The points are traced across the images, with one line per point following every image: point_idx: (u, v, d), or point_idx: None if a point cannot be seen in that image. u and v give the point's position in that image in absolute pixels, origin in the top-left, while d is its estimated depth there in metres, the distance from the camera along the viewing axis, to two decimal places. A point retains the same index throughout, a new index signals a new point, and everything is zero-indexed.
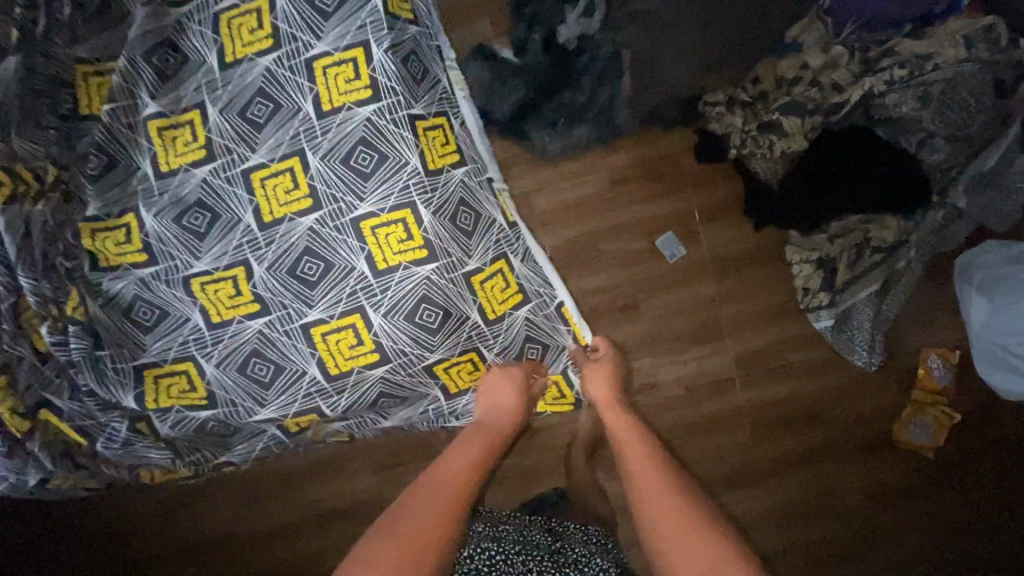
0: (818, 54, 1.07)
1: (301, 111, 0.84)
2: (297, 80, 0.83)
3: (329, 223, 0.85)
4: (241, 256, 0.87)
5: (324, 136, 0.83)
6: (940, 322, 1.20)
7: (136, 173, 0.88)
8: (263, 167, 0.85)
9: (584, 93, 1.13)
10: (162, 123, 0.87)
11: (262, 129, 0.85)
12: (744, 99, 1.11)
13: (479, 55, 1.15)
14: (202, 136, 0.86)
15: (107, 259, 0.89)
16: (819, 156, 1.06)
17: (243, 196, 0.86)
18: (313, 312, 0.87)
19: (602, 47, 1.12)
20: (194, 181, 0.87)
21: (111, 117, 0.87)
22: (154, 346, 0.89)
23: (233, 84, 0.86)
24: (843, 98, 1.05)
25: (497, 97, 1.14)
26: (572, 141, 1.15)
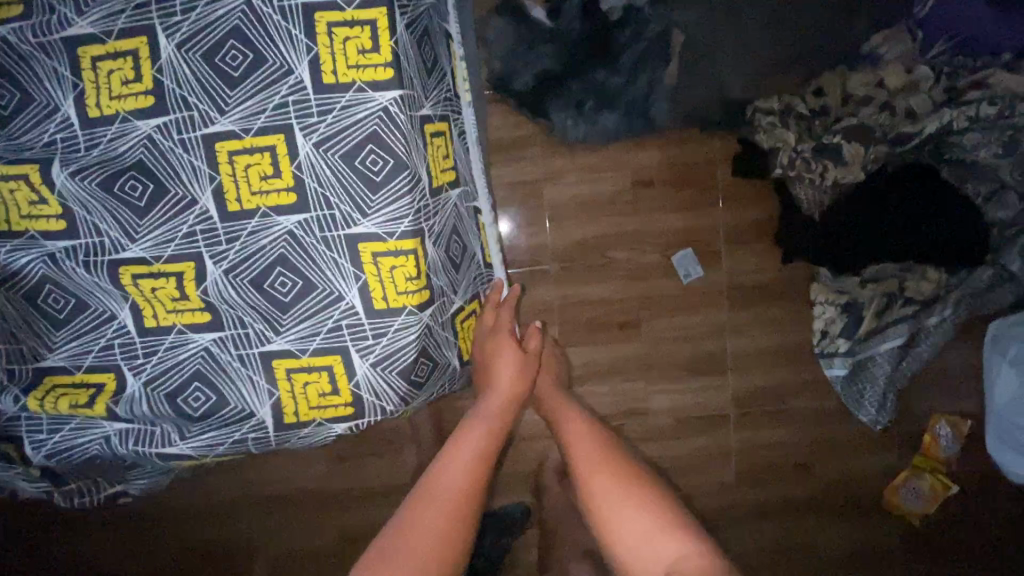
0: (900, 73, 0.91)
1: (291, 76, 0.60)
2: (292, 32, 0.59)
3: (315, 234, 0.63)
4: (190, 248, 0.64)
5: (322, 119, 0.61)
6: (958, 388, 1.11)
7: (53, 116, 0.63)
8: (237, 139, 0.61)
9: (621, 75, 0.97)
10: (95, 49, 0.61)
11: (235, 86, 0.61)
12: (802, 112, 0.95)
13: (505, 11, 0.97)
14: (147, 76, 0.61)
15: (7, 221, 0.65)
16: (878, 202, 0.93)
17: (203, 170, 0.62)
18: (278, 341, 0.66)
19: (648, 25, 0.96)
20: (136, 137, 0.62)
21: (25, 36, 0.62)
22: (64, 346, 0.68)
23: (198, 15, 0.60)
24: (917, 128, 0.90)
25: (518, 63, 0.98)
26: (597, 129, 1.00)
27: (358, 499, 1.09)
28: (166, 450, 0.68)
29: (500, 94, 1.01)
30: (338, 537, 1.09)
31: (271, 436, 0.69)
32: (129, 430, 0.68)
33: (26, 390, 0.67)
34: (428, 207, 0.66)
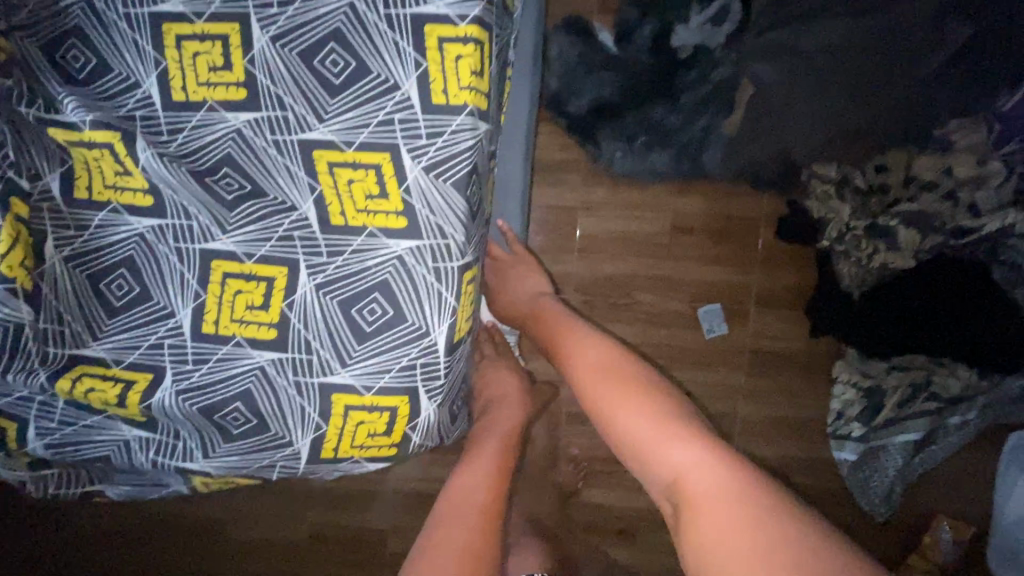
0: (971, 164, 0.86)
1: (397, 91, 0.57)
2: (399, 43, 0.56)
3: (427, 263, 0.59)
4: (281, 258, 0.59)
5: (431, 143, 0.57)
6: (968, 493, 1.06)
7: (134, 91, 0.60)
8: (338, 151, 0.58)
9: (679, 114, 0.94)
10: (181, 28, 0.58)
11: (335, 92, 0.58)
12: (860, 186, 0.91)
13: (573, 29, 0.94)
14: (238, 66, 0.58)
15: (90, 189, 0.60)
16: (932, 293, 0.89)
17: (302, 178, 0.58)
18: (342, 374, 0.60)
19: (719, 67, 0.92)
20: (226, 129, 0.59)
21: (112, 6, 0.59)
22: (116, 335, 0.60)
23: (300, 12, 0.57)
24: (977, 225, 0.86)
25: (577, 86, 0.95)
26: (645, 166, 0.96)
27: (335, 500, 1.04)
28: (186, 465, 0.62)
29: (552, 113, 0.98)
30: (306, 537, 1.05)
31: (300, 467, 0.62)
32: (151, 440, 0.62)
33: (54, 376, 0.59)
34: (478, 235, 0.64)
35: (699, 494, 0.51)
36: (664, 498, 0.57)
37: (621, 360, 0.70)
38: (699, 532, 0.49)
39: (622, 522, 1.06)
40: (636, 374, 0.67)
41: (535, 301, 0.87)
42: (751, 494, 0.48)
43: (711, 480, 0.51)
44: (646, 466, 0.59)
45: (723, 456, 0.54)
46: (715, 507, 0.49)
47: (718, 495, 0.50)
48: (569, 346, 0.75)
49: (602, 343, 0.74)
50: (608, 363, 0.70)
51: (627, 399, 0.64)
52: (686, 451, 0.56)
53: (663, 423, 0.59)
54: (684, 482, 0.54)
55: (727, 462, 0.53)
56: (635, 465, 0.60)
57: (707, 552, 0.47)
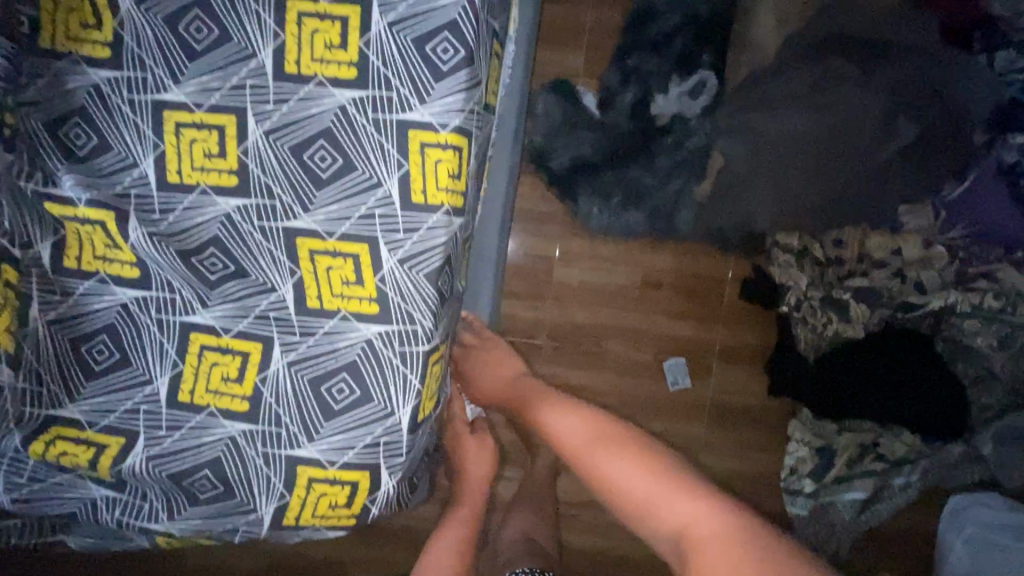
0: (916, 246, 0.92)
1: (379, 188, 0.59)
2: (384, 145, 0.59)
3: (393, 348, 0.61)
4: (257, 333, 0.61)
5: (407, 237, 0.60)
6: (909, 549, 1.11)
7: (131, 171, 0.61)
8: (319, 240, 0.60)
9: (654, 176, 0.99)
10: (181, 116, 0.60)
11: (322, 185, 0.60)
12: (817, 257, 0.96)
13: (557, 91, 0.99)
14: (232, 156, 0.60)
15: (79, 260, 0.62)
16: (869, 375, 0.94)
17: (284, 262, 0.61)
18: (308, 448, 0.62)
19: (693, 136, 0.98)
20: (215, 213, 0.61)
21: (118, 89, 0.60)
22: (91, 399, 0.62)
23: (292, 108, 0.59)
24: (922, 301, 0.92)
25: (559, 143, 1.00)
26: (620, 223, 1.01)
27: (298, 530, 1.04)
28: (149, 525, 0.63)
29: (534, 167, 1.02)
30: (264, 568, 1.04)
31: (262, 532, 0.64)
32: (117, 498, 0.63)
33: (28, 438, 0.62)
34: (447, 318, 0.66)
35: (707, 539, 0.56)
36: (670, 553, 0.60)
37: (612, 422, 0.74)
38: (706, 572, 0.53)
39: (583, 564, 1.08)
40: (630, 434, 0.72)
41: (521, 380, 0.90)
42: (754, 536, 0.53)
43: (716, 526, 0.56)
44: (650, 522, 0.62)
45: (720, 503, 0.60)
46: (723, 550, 0.54)
47: (725, 539, 0.55)
48: (554, 416, 0.78)
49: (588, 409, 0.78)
50: (598, 426, 0.74)
51: (624, 458, 0.68)
52: (684, 502, 0.61)
53: (659, 478, 0.64)
54: (688, 532, 0.58)
55: (721, 509, 0.58)
56: (637, 518, 0.64)
57: None
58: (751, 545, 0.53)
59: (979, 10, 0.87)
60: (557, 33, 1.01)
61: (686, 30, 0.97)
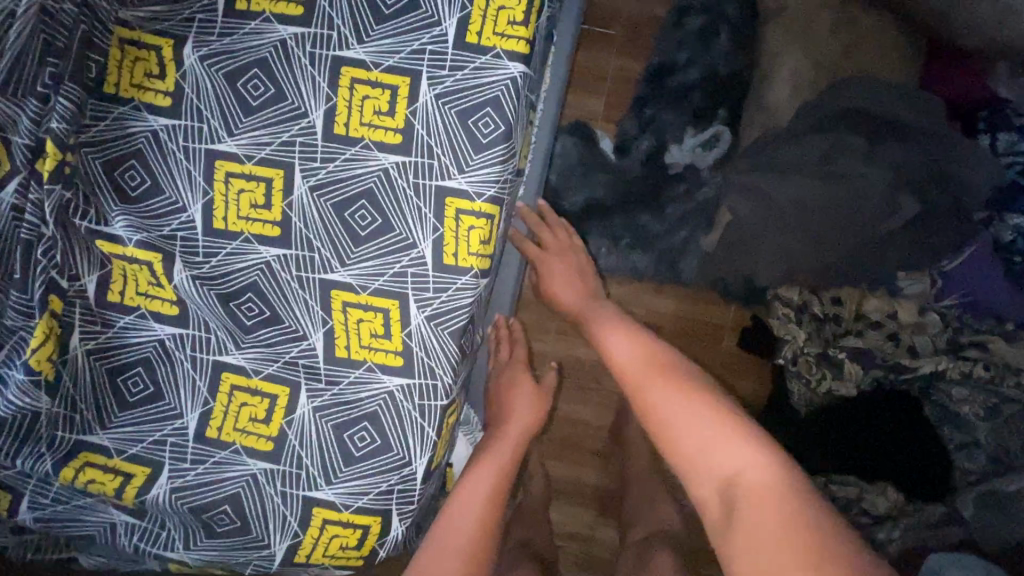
0: (913, 311, 0.93)
1: (414, 248, 0.62)
2: (422, 209, 0.62)
3: (414, 401, 0.63)
4: (286, 379, 0.63)
5: (437, 296, 0.62)
6: None
7: (180, 214, 0.63)
8: (352, 292, 0.63)
9: (663, 223, 1.02)
10: (232, 166, 0.62)
11: (359, 242, 0.62)
12: (818, 313, 0.95)
13: (576, 133, 1.03)
14: (277, 208, 0.62)
15: (122, 294, 0.63)
16: (858, 426, 0.97)
17: (317, 311, 0.63)
18: (326, 490, 0.64)
19: (703, 187, 1.02)
20: (256, 261, 0.63)
21: (175, 136, 0.62)
22: (120, 429, 0.63)
23: (338, 167, 0.62)
24: (914, 365, 0.94)
25: (573, 182, 1.03)
26: (627, 264, 1.04)
27: None
28: (166, 551, 0.66)
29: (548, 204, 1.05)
30: None
31: (274, 566, 0.67)
32: (136, 525, 0.65)
33: (59, 463, 0.62)
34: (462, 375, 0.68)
35: (762, 493, 0.50)
36: (713, 505, 0.54)
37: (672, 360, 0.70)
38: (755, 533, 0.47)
39: None
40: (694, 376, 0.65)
41: (595, 301, 0.89)
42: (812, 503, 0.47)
43: (775, 480, 0.50)
44: (695, 468, 0.56)
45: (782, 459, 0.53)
46: (775, 511, 0.48)
47: (783, 500, 0.48)
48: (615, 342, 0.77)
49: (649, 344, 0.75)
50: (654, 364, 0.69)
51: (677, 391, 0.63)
52: (738, 449, 0.54)
53: (714, 418, 0.58)
54: (737, 484, 0.52)
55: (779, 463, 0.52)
56: (684, 460, 0.57)
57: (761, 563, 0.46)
58: (809, 516, 0.47)
59: (985, 90, 0.91)
60: (580, 77, 1.04)
61: (702, 86, 1.01)
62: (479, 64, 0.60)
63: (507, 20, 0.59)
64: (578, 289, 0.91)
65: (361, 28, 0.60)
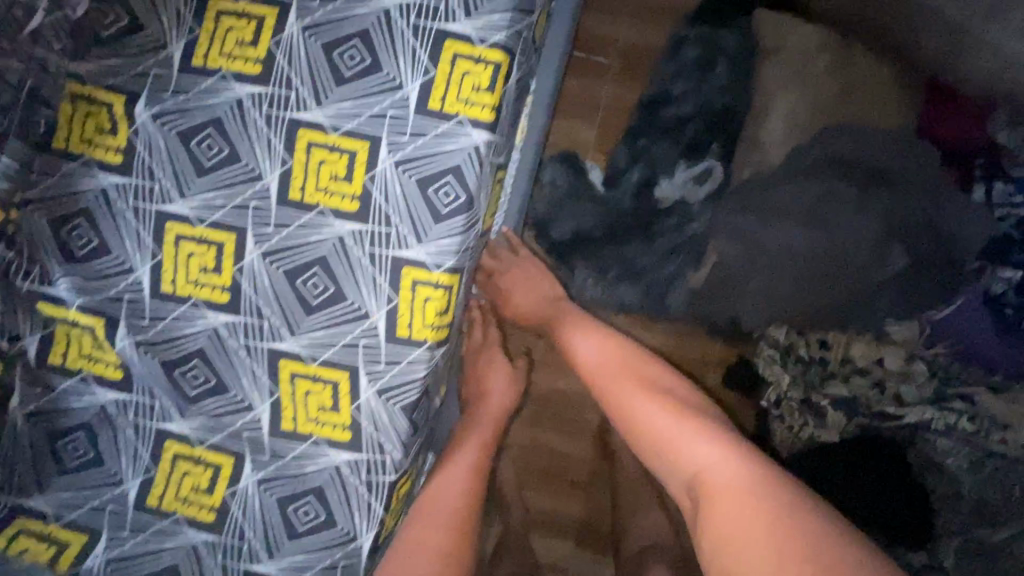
0: (899, 358, 0.92)
1: (366, 319, 0.60)
2: (377, 278, 0.59)
3: (361, 476, 0.61)
4: (229, 449, 0.62)
5: (387, 369, 0.60)
6: None
7: (127, 275, 0.62)
8: (301, 362, 0.61)
9: (651, 257, 1.00)
10: (182, 228, 0.60)
11: (310, 311, 0.60)
12: (802, 355, 0.95)
13: (566, 163, 1.01)
14: (227, 272, 0.61)
15: (64, 358, 0.63)
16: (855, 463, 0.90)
17: (264, 381, 0.62)
18: (270, 563, 0.62)
19: (694, 221, 1.00)
20: (204, 327, 0.62)
21: (124, 196, 0.61)
22: (58, 495, 0.63)
23: (292, 235, 0.59)
24: (899, 412, 0.90)
25: (561, 213, 1.01)
26: (613, 297, 1.02)
27: None
28: None
29: (535, 233, 1.03)
30: None
31: None
32: None
33: None
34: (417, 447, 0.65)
35: (721, 482, 0.63)
36: (686, 492, 0.67)
37: (643, 362, 0.80)
38: (720, 513, 0.61)
39: None
40: (666, 383, 0.76)
41: (555, 304, 0.91)
42: (771, 490, 0.60)
43: (734, 473, 0.63)
44: (671, 460, 0.69)
45: (743, 452, 0.65)
46: (735, 497, 0.61)
47: (741, 487, 0.61)
48: (586, 343, 0.84)
49: (621, 342, 0.84)
50: (627, 366, 0.80)
51: (649, 395, 0.74)
52: (704, 445, 0.67)
53: (681, 419, 0.70)
54: (704, 476, 0.65)
55: (739, 455, 0.65)
56: (659, 456, 0.71)
57: (724, 534, 0.59)
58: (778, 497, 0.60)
59: (987, 133, 0.88)
60: (572, 105, 1.03)
61: (697, 118, 0.99)
62: (440, 131, 0.57)
63: (471, 86, 0.56)
64: (538, 296, 0.93)
65: (319, 88, 0.58)
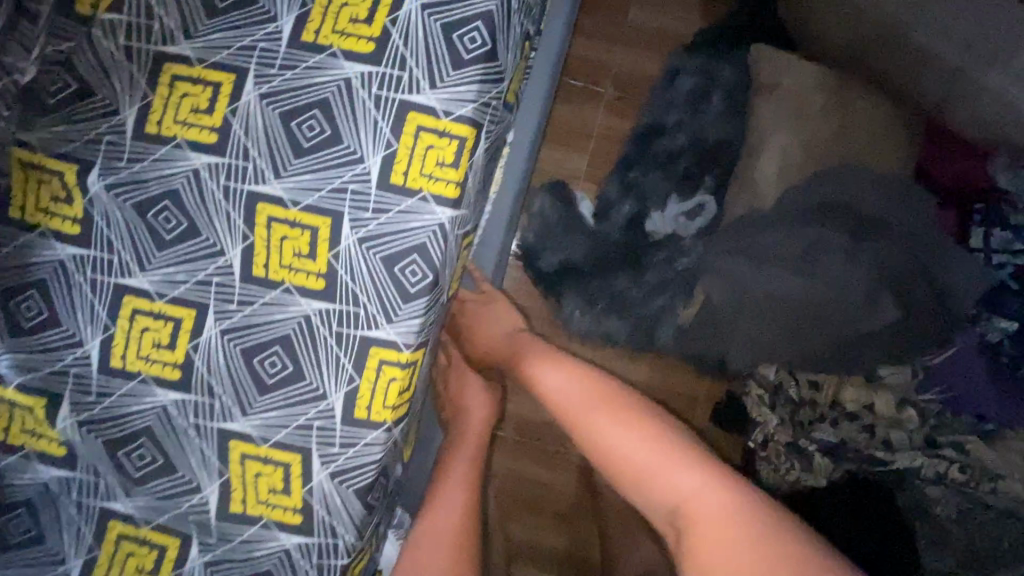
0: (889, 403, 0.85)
1: (323, 400, 0.57)
2: (340, 359, 0.56)
3: (312, 560, 0.58)
4: (174, 531, 0.58)
5: (342, 452, 0.57)
6: None
7: (76, 349, 0.58)
8: (251, 443, 0.57)
9: (641, 290, 0.98)
10: (140, 301, 0.57)
11: (266, 391, 0.57)
12: (791, 396, 0.90)
13: (554, 193, 0.99)
14: (182, 349, 0.57)
15: (5, 433, 0.59)
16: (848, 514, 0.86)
17: (212, 461, 0.58)
18: None
19: (685, 256, 0.98)
20: (153, 405, 0.58)
21: (82, 268, 0.57)
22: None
23: (253, 312, 0.57)
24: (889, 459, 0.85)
25: (549, 243, 0.99)
26: (601, 329, 1.00)
27: None
28: None
29: (521, 263, 1.01)
30: None
31: None
32: None
33: None
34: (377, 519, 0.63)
35: (704, 515, 0.60)
36: (669, 525, 0.63)
37: (611, 389, 0.76)
38: (707, 549, 0.57)
39: None
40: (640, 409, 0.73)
41: (518, 341, 0.87)
42: (759, 519, 0.58)
43: (718, 505, 0.60)
44: (648, 493, 0.65)
45: (725, 482, 0.62)
46: (718, 531, 0.58)
47: (726, 519, 0.58)
48: (552, 373, 0.80)
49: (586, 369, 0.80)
50: (595, 394, 0.75)
51: (620, 424, 0.70)
52: (683, 476, 0.63)
53: (657, 448, 0.67)
54: (687, 509, 0.61)
55: (722, 486, 0.62)
56: (636, 488, 0.67)
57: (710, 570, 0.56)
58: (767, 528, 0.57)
59: (986, 177, 0.85)
60: (562, 134, 1.00)
61: (689, 151, 0.98)
62: (403, 208, 0.55)
63: (435, 161, 0.54)
64: (508, 334, 0.89)
65: (278, 162, 0.55)
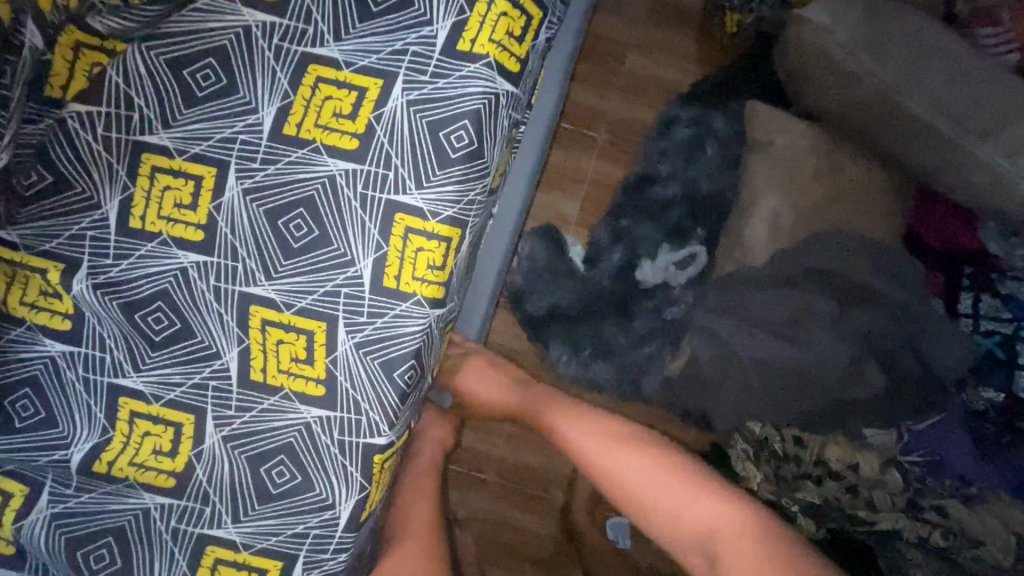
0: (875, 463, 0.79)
1: (328, 510, 0.56)
2: (347, 468, 0.56)
3: None
4: None
5: (334, 557, 0.57)
6: None
7: (57, 450, 0.57)
8: (232, 548, 0.57)
9: (628, 337, 0.97)
10: (138, 406, 0.56)
11: (268, 498, 0.56)
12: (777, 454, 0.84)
13: (545, 239, 0.98)
14: (183, 457, 0.56)
15: None
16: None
17: (180, 564, 0.57)
18: None
19: (674, 305, 0.97)
20: (134, 506, 0.57)
21: (74, 366, 0.56)
22: None
23: (262, 421, 0.55)
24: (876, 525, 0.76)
25: (538, 289, 0.98)
26: (587, 376, 0.98)
27: None
28: None
29: (510, 306, 1.00)
30: None
31: None
32: None
33: None
34: None
35: (729, 536, 0.64)
36: (694, 550, 0.67)
37: (615, 423, 0.77)
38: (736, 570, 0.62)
39: None
40: (641, 434, 0.75)
41: (520, 390, 0.87)
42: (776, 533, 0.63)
43: (741, 525, 0.64)
44: (670, 521, 0.68)
45: (741, 501, 0.67)
46: (746, 551, 0.62)
47: (751, 538, 0.63)
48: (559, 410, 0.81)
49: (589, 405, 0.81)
50: (604, 429, 0.76)
51: (634, 458, 0.72)
52: (705, 500, 0.67)
53: (674, 475, 0.70)
54: (714, 535, 0.65)
55: (739, 506, 0.66)
56: (657, 519, 0.69)
57: None
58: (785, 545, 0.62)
59: (976, 242, 0.88)
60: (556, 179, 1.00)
61: (681, 203, 0.98)
62: (397, 313, 0.54)
63: (425, 264, 0.53)
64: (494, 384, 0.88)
65: (268, 263, 0.53)
